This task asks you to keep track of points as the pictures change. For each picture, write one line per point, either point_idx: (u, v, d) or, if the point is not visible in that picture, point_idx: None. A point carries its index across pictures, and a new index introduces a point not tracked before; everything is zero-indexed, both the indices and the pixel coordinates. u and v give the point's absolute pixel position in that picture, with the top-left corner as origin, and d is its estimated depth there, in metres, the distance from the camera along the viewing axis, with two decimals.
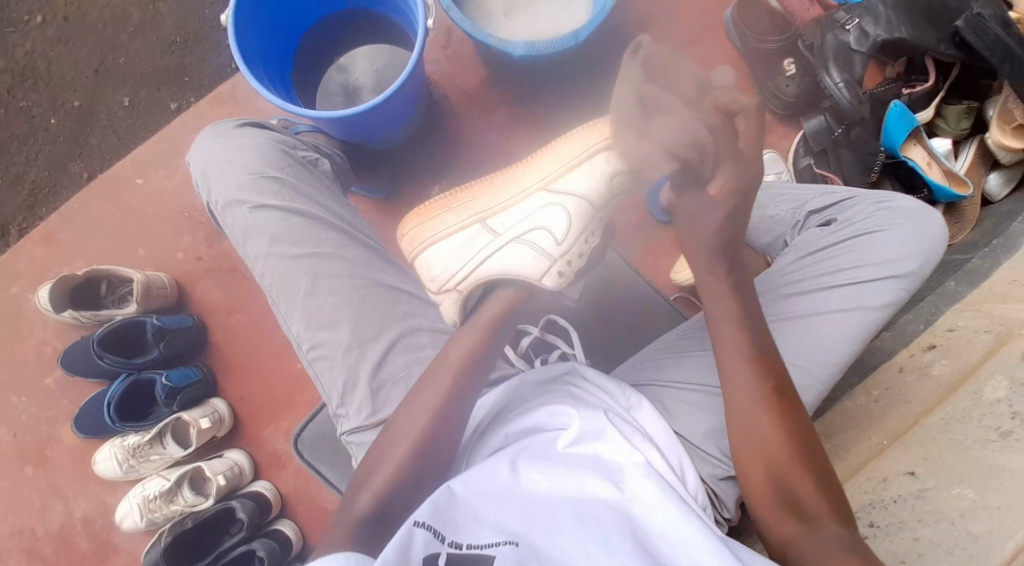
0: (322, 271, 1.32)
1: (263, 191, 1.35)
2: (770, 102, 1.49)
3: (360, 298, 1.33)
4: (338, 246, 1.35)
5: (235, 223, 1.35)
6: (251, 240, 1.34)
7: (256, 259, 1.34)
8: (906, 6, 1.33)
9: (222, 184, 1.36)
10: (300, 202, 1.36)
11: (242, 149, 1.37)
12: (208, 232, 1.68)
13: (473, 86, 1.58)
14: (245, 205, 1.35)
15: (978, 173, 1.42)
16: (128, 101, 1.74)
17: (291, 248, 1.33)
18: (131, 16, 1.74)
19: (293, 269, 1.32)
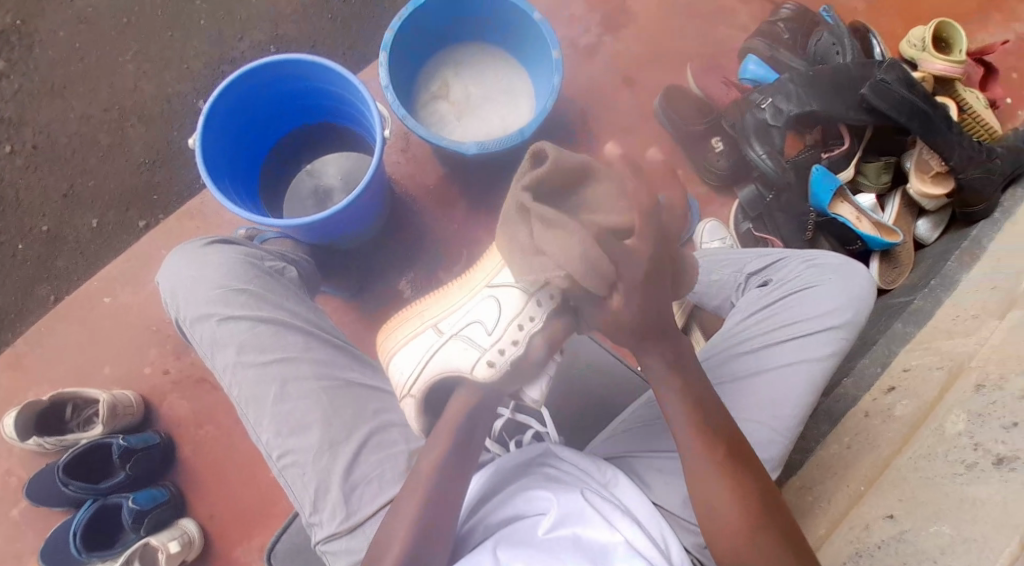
0: (289, 377, 1.29)
1: (230, 303, 1.33)
2: (704, 174, 1.58)
3: (329, 401, 1.29)
4: (306, 349, 1.32)
5: (204, 339, 1.33)
6: (218, 353, 1.31)
7: (225, 372, 1.31)
8: (814, 81, 1.40)
9: (189, 301, 1.35)
10: (268, 310, 1.34)
11: (208, 267, 1.35)
12: (176, 344, 1.67)
13: (435, 183, 1.65)
14: (212, 318, 1.33)
15: (907, 221, 1.51)
16: (96, 223, 1.78)
17: (259, 355, 1.30)
18: (100, 141, 1.80)
19: (259, 377, 1.29)
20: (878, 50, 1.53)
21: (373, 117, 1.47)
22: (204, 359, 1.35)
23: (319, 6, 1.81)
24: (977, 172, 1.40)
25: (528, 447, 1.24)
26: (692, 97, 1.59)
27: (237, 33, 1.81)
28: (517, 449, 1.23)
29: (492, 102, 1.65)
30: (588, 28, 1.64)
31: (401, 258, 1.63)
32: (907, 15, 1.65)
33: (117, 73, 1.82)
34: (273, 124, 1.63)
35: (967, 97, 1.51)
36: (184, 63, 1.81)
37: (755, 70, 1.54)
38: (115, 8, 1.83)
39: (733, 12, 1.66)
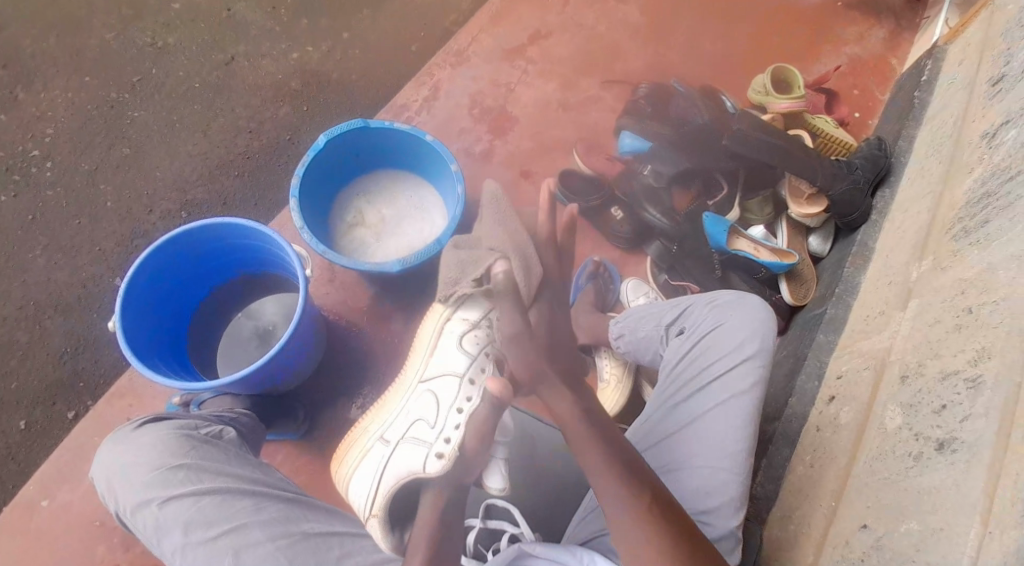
0: (243, 545, 1.24)
1: (168, 484, 1.27)
2: (611, 240, 1.65)
3: (289, 559, 1.24)
4: (255, 511, 1.27)
5: (148, 526, 1.26)
6: (165, 538, 1.25)
7: (175, 555, 1.25)
8: (681, 142, 1.58)
9: (126, 489, 1.28)
10: (209, 481, 1.28)
11: (140, 448, 1.30)
12: (123, 536, 1.61)
13: (365, 304, 1.69)
14: (153, 503, 1.26)
15: (798, 240, 1.58)
16: (25, 423, 1.71)
17: (207, 531, 1.24)
18: (19, 339, 1.76)
19: (211, 552, 1.24)
20: (729, 104, 1.68)
21: (292, 260, 1.52)
22: (151, 545, 1.28)
23: (223, 166, 1.88)
24: (843, 185, 1.49)
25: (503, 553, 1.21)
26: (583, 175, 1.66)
27: (145, 208, 1.85)
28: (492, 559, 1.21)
29: (402, 221, 1.72)
30: (478, 136, 1.75)
31: (340, 388, 1.65)
32: (753, 67, 1.82)
33: (29, 269, 1.81)
34: (193, 288, 1.65)
35: (817, 124, 1.64)
36: (94, 245, 1.82)
37: (631, 144, 1.64)
38: (19, 207, 1.85)
39: (601, 97, 1.79)
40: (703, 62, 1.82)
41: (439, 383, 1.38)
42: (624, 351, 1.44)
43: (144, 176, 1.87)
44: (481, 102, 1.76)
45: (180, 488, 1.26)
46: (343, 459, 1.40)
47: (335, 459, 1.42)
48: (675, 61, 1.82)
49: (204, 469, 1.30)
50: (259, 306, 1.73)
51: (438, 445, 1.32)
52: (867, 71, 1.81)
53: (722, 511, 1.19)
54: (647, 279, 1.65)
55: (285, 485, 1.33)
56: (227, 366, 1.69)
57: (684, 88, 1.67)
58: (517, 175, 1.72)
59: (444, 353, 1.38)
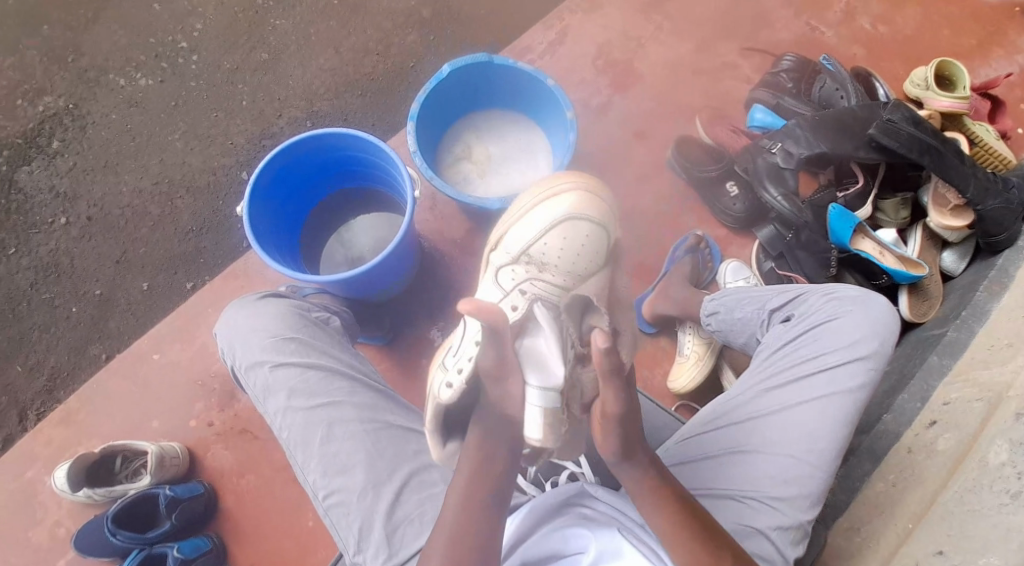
0: (337, 419, 1.33)
1: (281, 351, 1.37)
2: (720, 218, 1.61)
3: (373, 442, 1.33)
4: (351, 394, 1.36)
5: (258, 385, 1.36)
6: (270, 398, 1.35)
7: (276, 416, 1.34)
8: (822, 124, 1.45)
9: (243, 349, 1.38)
10: (316, 357, 1.38)
11: (261, 315, 1.40)
12: (221, 396, 1.70)
13: (463, 237, 1.70)
14: (265, 366, 1.36)
15: (931, 252, 1.50)
16: (147, 285, 1.82)
17: (308, 400, 1.34)
18: (150, 212, 1.86)
19: (308, 421, 1.33)
20: (882, 92, 1.59)
21: (404, 180, 1.54)
22: (256, 404, 1.38)
23: (349, 84, 1.91)
24: (995, 202, 1.42)
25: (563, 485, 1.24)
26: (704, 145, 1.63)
27: (275, 111, 1.90)
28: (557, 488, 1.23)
29: (516, 162, 1.72)
30: (597, 90, 1.70)
31: (431, 308, 1.67)
32: (909, 60, 1.73)
33: (167, 150, 1.90)
34: (310, 189, 1.69)
35: (977, 131, 1.55)
36: (227, 139, 1.90)
37: (762, 119, 1.60)
38: (164, 93, 1.93)
39: (739, 64, 1.73)
40: (854, 44, 1.74)
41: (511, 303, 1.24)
42: (713, 331, 1.40)
43: (277, 82, 1.92)
44: (611, 53, 1.72)
45: (291, 357, 1.36)
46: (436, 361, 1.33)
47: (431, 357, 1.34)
48: (828, 39, 1.74)
49: (313, 346, 1.40)
50: (358, 224, 1.78)
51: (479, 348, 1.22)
52: None
53: (795, 504, 1.17)
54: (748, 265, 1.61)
55: (379, 379, 1.42)
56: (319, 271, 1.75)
57: (835, 66, 1.58)
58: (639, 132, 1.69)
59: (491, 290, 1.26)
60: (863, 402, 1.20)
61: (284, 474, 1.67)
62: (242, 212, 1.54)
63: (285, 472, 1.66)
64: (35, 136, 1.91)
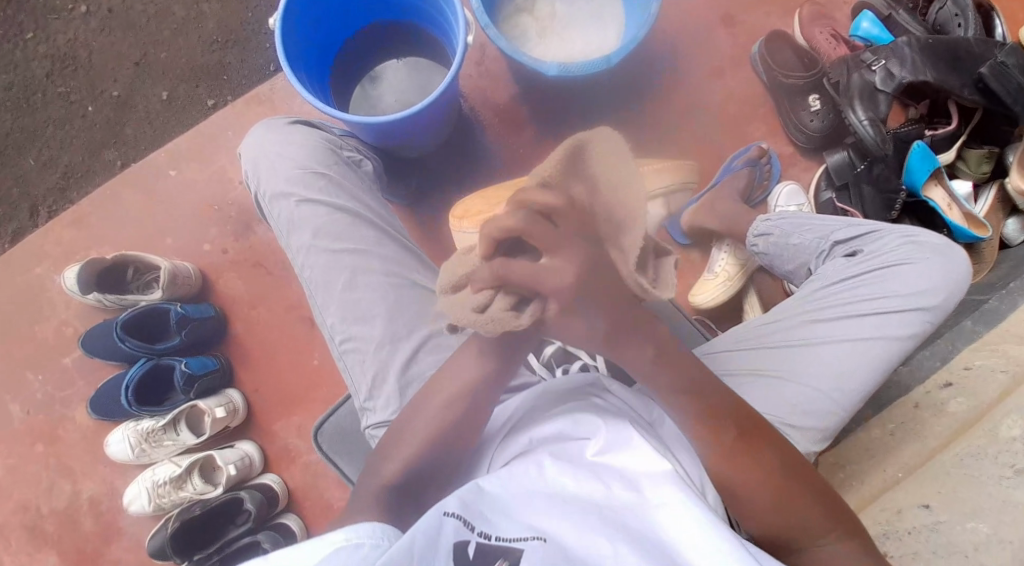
0: (362, 269, 1.32)
1: (310, 187, 1.36)
2: (793, 134, 1.53)
3: (396, 298, 1.32)
4: (377, 244, 1.34)
5: (283, 218, 1.36)
6: (295, 234, 1.35)
7: (299, 253, 1.34)
8: (932, 49, 1.36)
9: (271, 178, 1.37)
10: (345, 200, 1.36)
11: (291, 146, 1.38)
12: (237, 226, 1.67)
13: (504, 102, 1.60)
14: (292, 199, 1.35)
15: (998, 217, 1.44)
16: (167, 95, 1.74)
17: (333, 243, 1.33)
18: (174, 13, 1.74)
19: (331, 264, 1.32)
20: (1000, 30, 1.46)
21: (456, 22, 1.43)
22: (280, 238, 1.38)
23: None
24: None
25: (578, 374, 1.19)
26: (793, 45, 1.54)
27: None
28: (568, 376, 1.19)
29: (579, 26, 1.62)
30: None
31: (462, 175, 1.60)
32: None
33: None
34: (353, 15, 1.59)
35: None
36: None
37: (868, 30, 1.51)
38: None
39: None
40: None
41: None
42: (759, 252, 1.37)
43: None
44: None
45: (319, 195, 1.35)
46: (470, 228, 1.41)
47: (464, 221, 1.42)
48: None
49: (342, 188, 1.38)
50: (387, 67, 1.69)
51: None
52: None
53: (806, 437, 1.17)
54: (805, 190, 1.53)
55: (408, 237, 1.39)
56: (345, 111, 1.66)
57: None
58: (716, 17, 1.58)
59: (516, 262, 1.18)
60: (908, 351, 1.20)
61: (295, 313, 1.67)
62: (274, 27, 1.45)
63: (296, 312, 1.67)
64: None
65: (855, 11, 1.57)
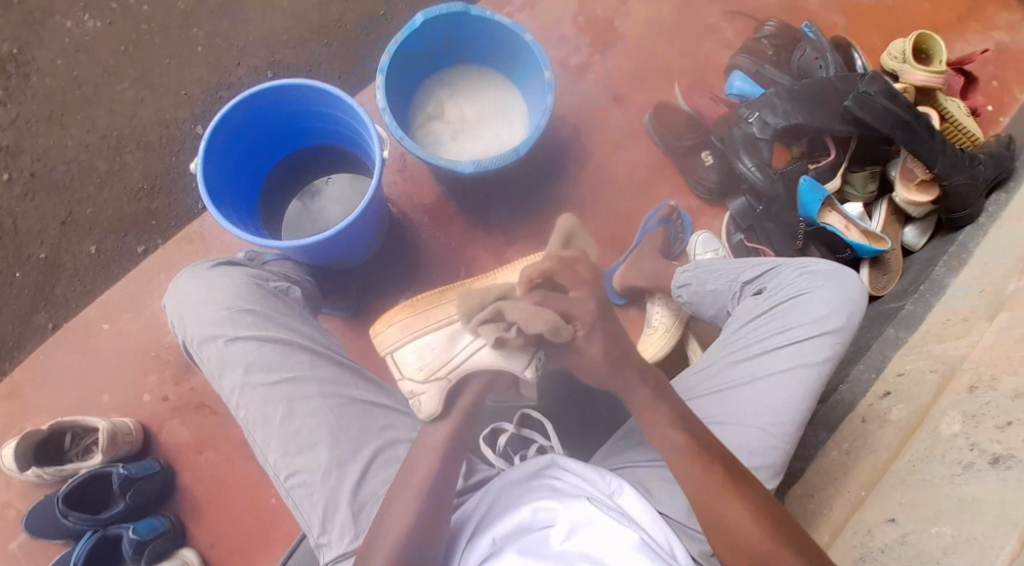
0: (299, 397, 1.28)
1: (236, 325, 1.32)
2: (695, 188, 1.62)
3: (338, 420, 1.28)
4: (312, 368, 1.31)
5: (212, 361, 1.31)
6: (226, 377, 1.30)
7: (232, 394, 1.29)
8: (798, 91, 1.44)
9: (196, 323, 1.33)
10: (275, 331, 1.33)
11: (213, 288, 1.34)
12: (175, 369, 1.67)
13: (432, 201, 1.65)
14: (219, 340, 1.31)
15: (894, 228, 1.53)
16: (95, 248, 1.76)
17: (266, 375, 1.29)
18: (98, 168, 1.79)
19: (266, 398, 1.28)
20: (860, 64, 1.59)
21: (371, 137, 1.48)
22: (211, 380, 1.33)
23: (316, 32, 1.84)
24: (961, 178, 1.42)
25: (535, 459, 1.22)
26: (678, 111, 1.63)
27: (234, 60, 1.83)
28: (522, 463, 1.22)
29: (491, 123, 1.69)
30: (579, 49, 1.69)
31: (391, 280, 1.63)
32: (887, 27, 1.71)
33: (116, 101, 1.82)
34: (273, 144, 1.63)
35: (949, 107, 1.56)
36: (182, 88, 1.82)
37: (741, 86, 1.58)
38: (112, 37, 1.84)
39: (721, 28, 1.71)
40: (832, 13, 1.72)
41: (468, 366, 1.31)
42: (685, 301, 1.41)
43: (237, 29, 1.84)
44: (591, 11, 1.70)
45: (247, 332, 1.31)
46: (421, 313, 1.36)
47: (408, 308, 1.37)
48: (810, 3, 1.72)
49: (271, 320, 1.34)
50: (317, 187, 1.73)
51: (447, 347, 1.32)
52: (1007, 59, 1.70)
53: (761, 475, 1.18)
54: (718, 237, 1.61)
55: (346, 356, 1.36)
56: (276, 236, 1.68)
57: (815, 34, 1.55)
58: (612, 96, 1.68)
59: (409, 363, 1.31)
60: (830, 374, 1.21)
61: (245, 448, 1.65)
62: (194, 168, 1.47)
63: (244, 448, 1.65)
64: None
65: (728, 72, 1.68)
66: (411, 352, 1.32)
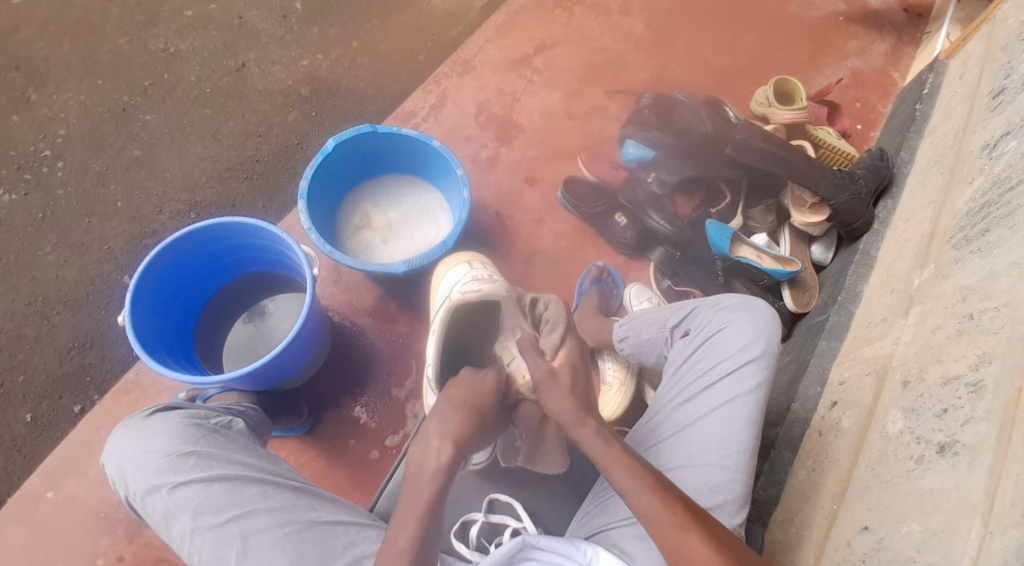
0: (252, 530, 1.26)
1: (177, 472, 1.28)
2: (617, 246, 1.68)
3: (296, 546, 1.25)
4: (262, 499, 1.28)
5: (159, 512, 1.28)
6: (175, 527, 1.27)
7: (185, 541, 1.27)
8: (684, 148, 1.62)
9: (137, 476, 1.29)
10: (218, 469, 1.29)
11: (149, 438, 1.31)
12: (128, 526, 1.61)
13: (372, 302, 1.71)
14: (163, 489, 1.28)
15: (801, 246, 1.59)
16: (31, 416, 1.71)
17: (216, 516, 1.26)
18: (26, 335, 1.77)
19: (219, 539, 1.25)
20: (731, 114, 1.69)
21: (300, 259, 1.51)
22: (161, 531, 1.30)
23: (231, 169, 1.89)
24: (845, 195, 1.50)
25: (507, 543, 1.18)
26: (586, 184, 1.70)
27: (153, 208, 1.85)
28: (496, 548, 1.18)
29: (416, 225, 1.74)
30: (484, 143, 1.78)
31: (344, 392, 1.65)
32: (757, 77, 1.85)
33: (38, 267, 1.81)
34: (205, 282, 1.63)
35: (820, 135, 1.67)
36: (104, 243, 1.83)
37: (636, 152, 1.65)
38: (30, 206, 1.85)
39: (606, 106, 1.82)
40: (707, 73, 1.85)
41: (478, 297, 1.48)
42: (629, 353, 1.45)
43: (153, 177, 1.88)
44: (490, 110, 1.80)
45: (188, 476, 1.28)
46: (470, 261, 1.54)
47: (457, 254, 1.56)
48: (683, 69, 1.85)
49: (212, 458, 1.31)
50: (258, 310, 1.71)
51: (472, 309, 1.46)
52: (869, 85, 1.83)
53: (728, 509, 1.20)
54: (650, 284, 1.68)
55: (296, 477, 1.33)
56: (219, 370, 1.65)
57: (688, 98, 1.70)
58: (523, 178, 1.75)
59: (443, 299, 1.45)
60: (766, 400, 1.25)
61: None
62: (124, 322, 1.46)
63: None
64: None
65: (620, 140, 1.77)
66: (447, 282, 1.51)
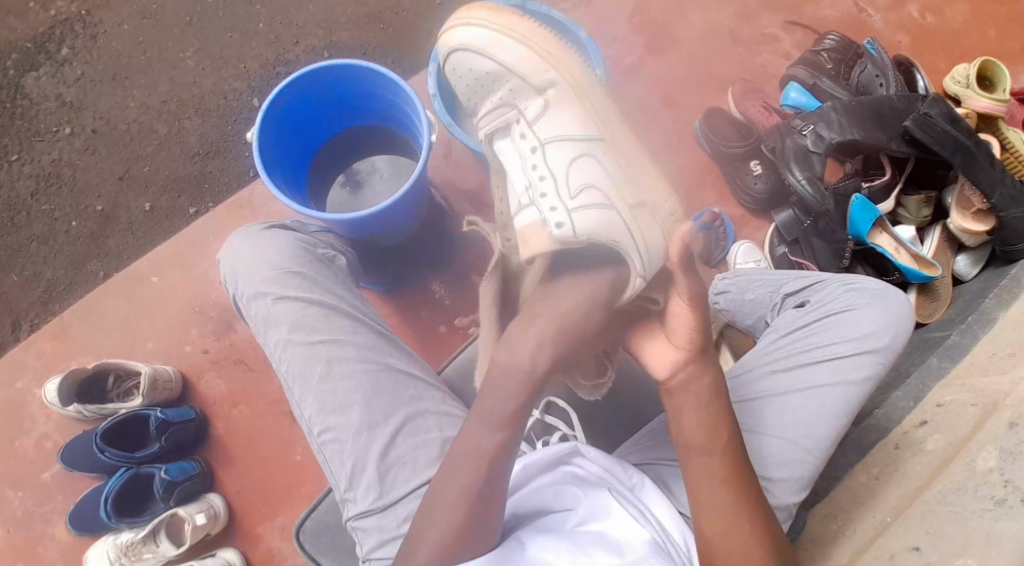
0: (339, 359, 1.29)
1: (286, 285, 1.33)
2: (740, 197, 1.62)
3: (374, 385, 1.29)
4: (352, 333, 1.31)
5: (260, 316, 1.33)
6: (271, 334, 1.32)
7: (276, 347, 1.31)
8: (856, 110, 1.44)
9: (250, 278, 1.34)
10: (321, 294, 1.33)
11: (269, 247, 1.35)
12: (217, 325, 1.69)
13: (475, 184, 1.69)
14: (270, 297, 1.32)
15: (946, 255, 1.52)
16: (150, 205, 1.79)
17: (309, 335, 1.30)
18: (158, 130, 1.81)
19: (307, 357, 1.29)
20: (921, 84, 1.56)
21: (420, 124, 1.47)
22: (257, 336, 1.35)
23: (372, 16, 1.84)
24: (1018, 211, 1.41)
25: (557, 446, 1.23)
26: (730, 120, 1.63)
27: (293, 38, 1.84)
28: (545, 447, 1.23)
29: None
30: (628, 49, 1.69)
31: (433, 258, 1.66)
32: (946, 50, 1.70)
33: (178, 68, 1.84)
34: (326, 121, 1.63)
35: (1010, 136, 1.53)
36: (241, 62, 1.83)
37: (796, 98, 1.60)
38: (179, 8, 1.86)
39: (779, 38, 1.71)
40: (896, 30, 1.71)
41: (580, 218, 1.20)
42: (722, 309, 1.41)
43: (296, 8, 1.85)
44: (648, 12, 1.70)
45: (295, 291, 1.32)
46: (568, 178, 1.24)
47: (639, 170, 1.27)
48: (867, 20, 1.71)
49: (320, 283, 1.35)
50: (371, 164, 1.71)
51: (588, 191, 1.22)
52: None
53: (784, 488, 1.19)
54: (761, 247, 1.62)
55: (386, 324, 1.37)
56: (321, 208, 1.68)
57: (879, 52, 1.55)
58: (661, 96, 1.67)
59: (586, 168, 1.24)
60: (865, 395, 1.20)
61: (277, 407, 1.66)
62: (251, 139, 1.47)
63: (277, 408, 1.66)
64: (44, 41, 1.84)
65: (781, 82, 1.67)
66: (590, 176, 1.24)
